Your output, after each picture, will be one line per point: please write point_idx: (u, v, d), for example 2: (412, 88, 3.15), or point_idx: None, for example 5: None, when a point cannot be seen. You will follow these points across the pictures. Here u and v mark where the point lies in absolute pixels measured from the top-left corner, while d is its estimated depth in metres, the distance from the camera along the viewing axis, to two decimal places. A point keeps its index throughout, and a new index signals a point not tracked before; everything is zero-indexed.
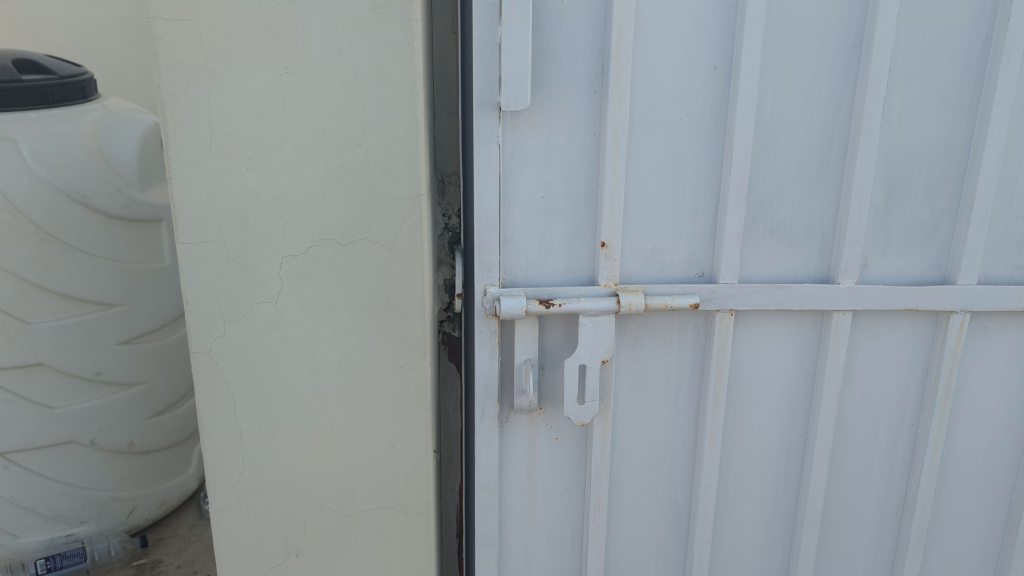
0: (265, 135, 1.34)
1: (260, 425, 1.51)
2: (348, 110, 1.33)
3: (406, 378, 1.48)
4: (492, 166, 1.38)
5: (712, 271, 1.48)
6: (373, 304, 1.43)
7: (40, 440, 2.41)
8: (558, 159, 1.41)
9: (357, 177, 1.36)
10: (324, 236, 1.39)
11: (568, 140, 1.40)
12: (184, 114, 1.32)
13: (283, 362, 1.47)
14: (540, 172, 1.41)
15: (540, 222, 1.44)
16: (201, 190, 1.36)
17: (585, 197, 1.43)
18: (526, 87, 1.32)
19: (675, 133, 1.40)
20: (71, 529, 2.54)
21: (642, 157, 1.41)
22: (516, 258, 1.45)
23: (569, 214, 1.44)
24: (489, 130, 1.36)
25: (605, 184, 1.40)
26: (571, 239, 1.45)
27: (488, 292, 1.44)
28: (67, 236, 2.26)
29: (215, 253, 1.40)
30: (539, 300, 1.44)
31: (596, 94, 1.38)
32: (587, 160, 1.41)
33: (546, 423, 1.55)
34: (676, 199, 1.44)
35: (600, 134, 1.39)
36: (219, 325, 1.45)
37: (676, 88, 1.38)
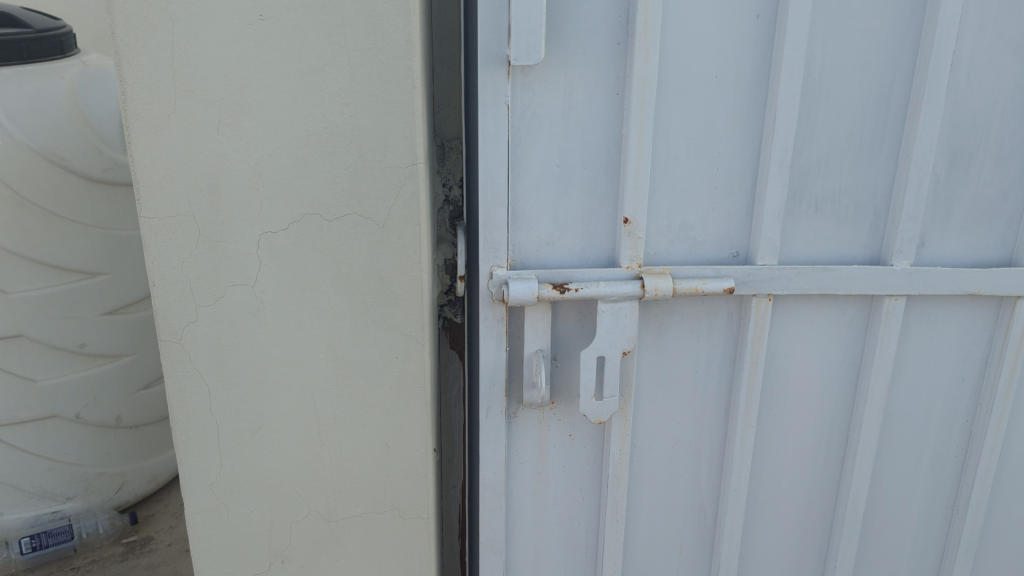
0: (237, 93, 1.15)
1: (240, 422, 1.34)
2: (333, 65, 1.14)
3: (402, 371, 1.31)
4: (500, 130, 1.20)
5: (748, 250, 1.31)
6: (363, 289, 1.26)
7: (23, 415, 2.25)
8: (576, 122, 1.22)
9: (344, 143, 1.18)
10: (308, 210, 1.21)
11: (587, 100, 1.21)
12: (145, 68, 1.14)
13: (263, 352, 1.30)
14: (555, 138, 1.23)
15: (553, 195, 1.26)
16: (165, 157, 1.19)
17: (606, 165, 1.25)
18: (539, 38, 1.13)
19: (710, 93, 1.22)
20: (57, 505, 2.40)
21: (672, 121, 1.23)
22: (526, 235, 1.28)
23: (587, 186, 1.26)
24: (497, 89, 1.17)
25: (630, 152, 1.23)
26: (589, 213, 1.28)
27: (495, 274, 1.27)
28: (43, 201, 2.07)
29: (184, 229, 1.23)
30: (553, 284, 1.27)
31: (620, 47, 1.19)
32: (609, 124, 1.23)
33: (559, 420, 1.39)
34: (709, 169, 1.26)
35: (623, 94, 1.21)
36: (191, 311, 1.28)
37: (713, 41, 1.19)
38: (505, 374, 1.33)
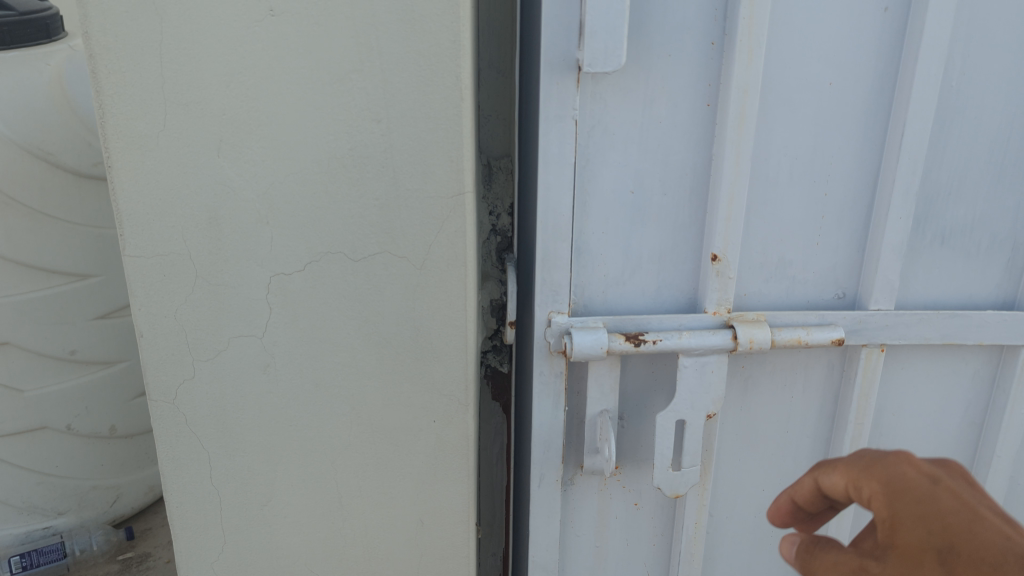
0: (242, 106, 0.93)
1: (246, 494, 1.13)
2: (361, 72, 0.91)
3: (440, 436, 1.09)
4: (566, 151, 0.97)
5: (858, 291, 1.09)
6: (395, 341, 1.04)
7: (7, 428, 1.89)
8: (655, 139, 1.00)
9: (374, 168, 0.95)
10: (329, 248, 0.99)
11: (670, 113, 0.99)
12: (126, 75, 0.91)
13: (274, 414, 1.09)
14: (630, 158, 1.01)
15: (625, 226, 1.04)
16: (155, 184, 0.96)
17: (690, 191, 1.03)
18: (620, 38, 0.90)
19: (822, 104, 0.99)
20: (48, 521, 2.05)
21: (774, 138, 1.01)
22: (592, 273, 1.06)
23: (666, 216, 1.05)
24: (562, 101, 0.95)
25: (722, 175, 1.00)
26: (666, 248, 1.06)
27: (555, 321, 1.04)
28: (29, 199, 1.72)
29: (177, 270, 1.01)
30: (625, 334, 1.04)
31: (714, 48, 0.97)
32: (696, 141, 1.01)
33: (623, 486, 1.18)
34: (815, 195, 1.04)
35: (715, 106, 0.99)
36: (187, 367, 1.06)
37: (829, 39, 0.96)
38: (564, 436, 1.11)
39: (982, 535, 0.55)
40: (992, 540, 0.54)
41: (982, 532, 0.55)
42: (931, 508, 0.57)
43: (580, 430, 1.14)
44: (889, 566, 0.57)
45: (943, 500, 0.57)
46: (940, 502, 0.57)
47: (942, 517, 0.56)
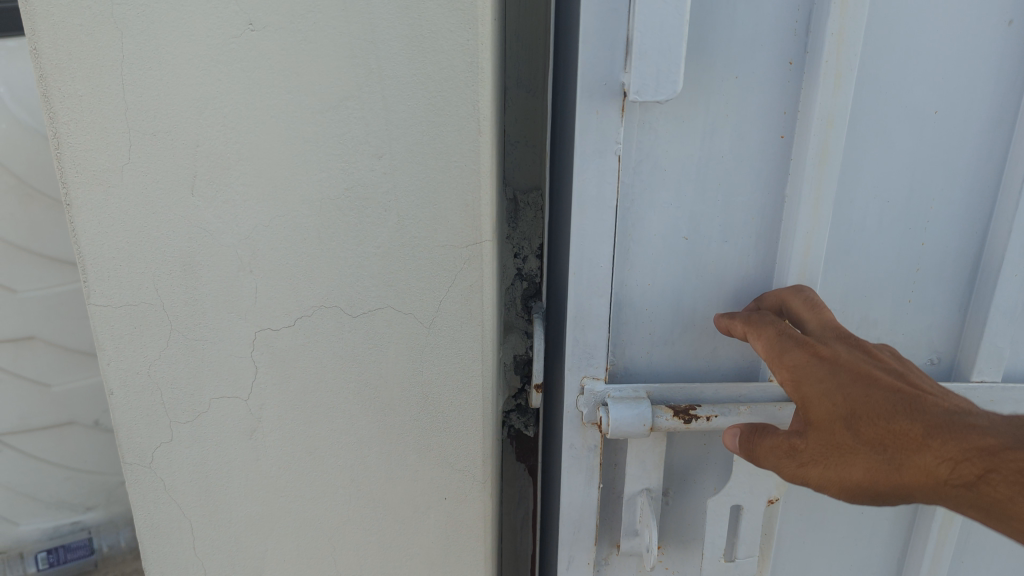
0: (218, 137, 0.77)
1: (236, 564, 1.00)
2: (356, 98, 0.75)
3: (452, 514, 0.95)
4: (606, 192, 0.81)
5: (956, 359, 0.95)
6: (401, 408, 0.89)
7: (38, 423, 1.68)
8: (715, 178, 0.84)
9: (374, 209, 0.80)
10: (324, 301, 0.84)
11: (734, 146, 0.83)
12: (84, 99, 0.76)
13: (264, 484, 0.94)
14: (685, 199, 0.85)
15: (676, 278, 0.89)
16: (122, 224, 0.81)
17: (756, 238, 0.87)
18: (676, 59, 0.72)
19: (923, 138, 0.84)
20: (77, 515, 1.84)
21: (863, 177, 0.86)
22: (635, 331, 0.91)
23: (726, 269, 0.88)
24: (604, 133, 0.78)
25: (795, 223, 0.83)
26: (725, 303, 0.90)
27: (589, 388, 0.88)
28: (58, 192, 1.49)
29: (152, 321, 0.86)
30: (672, 408, 0.87)
31: (792, 69, 0.80)
32: (763, 180, 0.84)
33: (666, 569, 1.04)
34: (911, 246, 0.90)
35: (790, 138, 0.82)
36: (165, 428, 0.91)
37: (936, 62, 0.81)
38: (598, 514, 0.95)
39: (877, 399, 0.71)
40: (882, 397, 0.71)
41: (874, 394, 0.72)
42: (834, 385, 0.73)
43: (616, 507, 0.99)
44: (811, 436, 0.75)
45: (840, 373, 0.74)
46: (838, 378, 0.73)
47: (843, 391, 0.73)
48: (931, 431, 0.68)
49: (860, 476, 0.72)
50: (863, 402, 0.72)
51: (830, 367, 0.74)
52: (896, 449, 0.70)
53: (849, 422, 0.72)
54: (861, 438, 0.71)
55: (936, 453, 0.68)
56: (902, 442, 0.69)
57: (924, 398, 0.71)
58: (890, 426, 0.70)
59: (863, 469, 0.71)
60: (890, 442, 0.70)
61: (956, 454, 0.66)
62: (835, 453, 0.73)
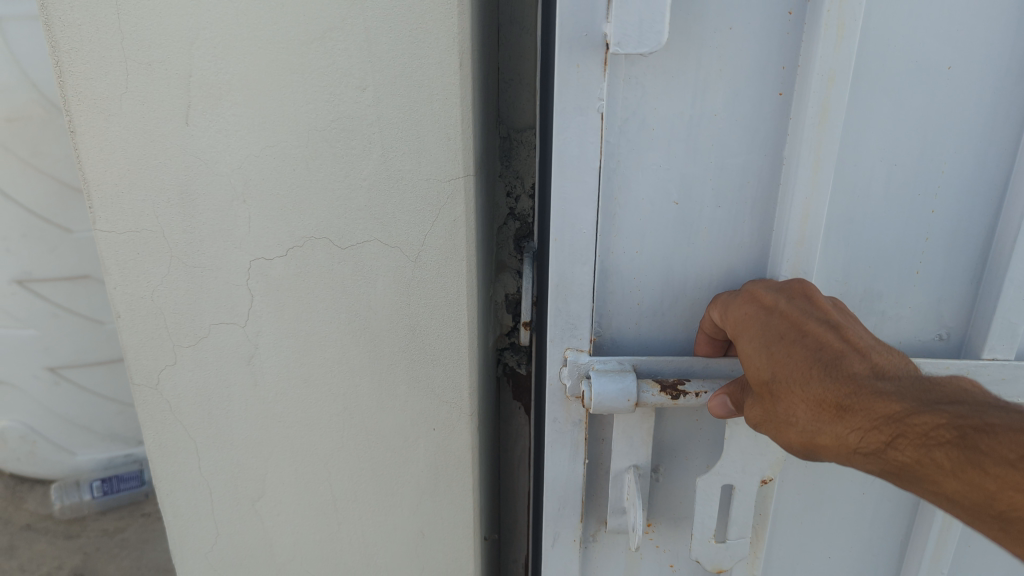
0: (209, 67, 0.80)
1: (239, 490, 1.04)
2: (340, 30, 0.77)
3: (442, 444, 0.98)
4: (588, 152, 0.78)
5: (966, 334, 0.91)
6: (388, 340, 0.92)
7: (92, 357, 2.07)
8: (706, 137, 0.82)
9: (360, 141, 0.82)
10: (314, 232, 0.87)
11: (729, 104, 0.81)
12: (83, 29, 0.79)
13: (261, 411, 0.98)
14: (674, 160, 0.83)
15: (667, 244, 0.88)
16: (123, 150, 0.85)
17: (752, 202, 0.85)
18: (660, 10, 0.72)
19: (935, 97, 0.80)
20: (129, 449, 2.30)
21: (867, 137, 0.82)
22: (622, 300, 0.91)
23: (720, 233, 0.87)
24: (587, 86, 0.76)
25: (790, 184, 0.82)
26: (717, 275, 0.89)
27: (573, 359, 0.87)
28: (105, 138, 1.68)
29: (152, 247, 0.90)
30: (659, 382, 0.85)
31: (792, 20, 0.78)
32: (758, 139, 0.82)
33: (657, 546, 1.07)
34: (919, 213, 0.86)
35: (788, 96, 0.80)
36: (168, 351, 0.96)
37: (947, 15, 0.77)
38: (582, 491, 0.96)
39: (797, 362, 0.71)
40: (802, 361, 0.70)
41: (796, 357, 0.71)
42: (761, 349, 0.73)
43: (603, 482, 1.00)
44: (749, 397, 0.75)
45: (769, 333, 0.74)
46: (765, 343, 0.73)
47: (769, 354, 0.73)
48: (845, 393, 0.68)
49: (788, 441, 0.72)
50: (784, 365, 0.71)
51: (762, 330, 0.75)
52: (811, 413, 0.69)
53: (773, 387, 0.72)
54: (782, 404, 0.71)
55: (848, 422, 0.67)
56: (816, 409, 0.69)
57: (845, 358, 0.70)
58: (805, 390, 0.69)
59: (788, 435, 0.71)
60: (806, 406, 0.69)
61: (866, 423, 0.66)
62: (765, 417, 0.73)
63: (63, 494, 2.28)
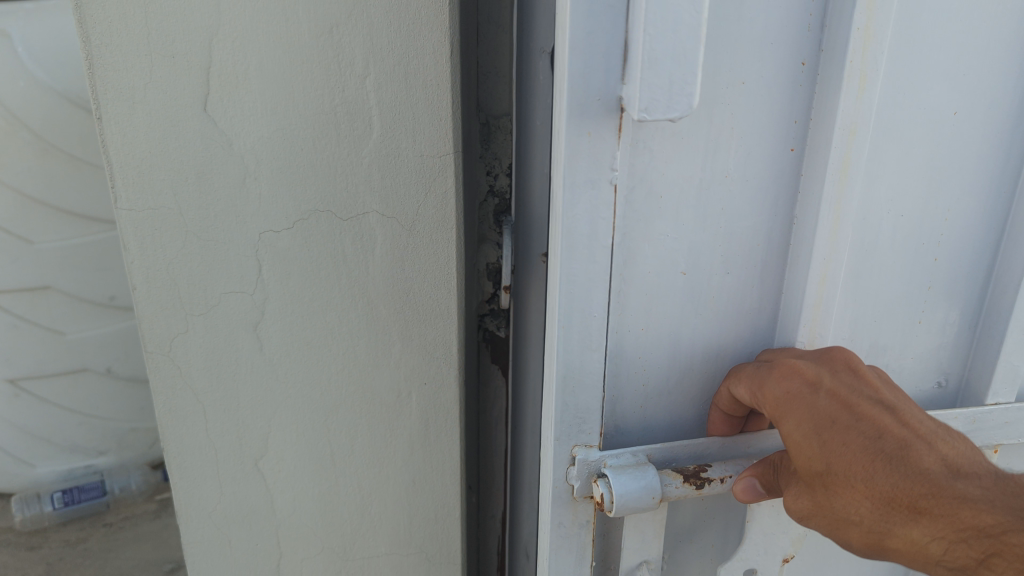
0: (229, 58, 0.91)
1: (242, 449, 1.14)
2: (344, 25, 0.89)
3: (432, 399, 1.09)
4: (599, 229, 0.73)
5: (963, 380, 0.96)
6: (384, 303, 1.03)
7: (51, 369, 2.22)
8: (717, 200, 0.79)
9: (362, 123, 0.94)
10: (319, 205, 0.98)
11: (742, 165, 0.78)
12: (112, 25, 0.89)
13: (267, 374, 1.09)
14: (682, 231, 0.79)
15: (675, 317, 0.83)
16: (145, 135, 0.95)
17: (762, 264, 0.84)
18: (689, 67, 0.61)
19: (941, 147, 0.81)
20: (89, 460, 2.41)
21: (879, 192, 0.81)
22: (628, 384, 0.85)
23: (728, 299, 0.85)
24: (600, 155, 0.69)
25: (806, 241, 0.81)
26: (726, 339, 0.87)
27: (583, 458, 0.81)
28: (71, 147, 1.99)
29: (169, 224, 1.00)
30: (681, 471, 0.82)
31: (805, 70, 0.76)
32: (771, 202, 0.81)
33: None
34: (925, 262, 0.87)
35: (801, 150, 0.79)
36: (180, 320, 1.06)
37: (954, 68, 0.77)
38: None
39: (855, 456, 0.71)
40: (860, 453, 0.71)
41: (852, 448, 0.71)
42: (809, 437, 0.73)
43: None
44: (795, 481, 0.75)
45: (815, 414, 0.73)
46: (813, 429, 0.73)
47: (820, 443, 0.72)
48: (919, 496, 0.69)
49: (847, 534, 0.73)
50: (840, 457, 0.71)
51: (806, 413, 0.74)
52: (877, 510, 0.70)
53: (827, 479, 0.72)
54: (839, 499, 0.71)
55: (925, 528, 0.68)
56: (884, 509, 0.70)
57: (907, 453, 0.71)
58: (868, 484, 0.70)
59: (849, 530, 0.72)
60: (870, 504, 0.70)
61: (950, 532, 0.68)
62: (817, 508, 0.73)
63: (23, 506, 2.36)
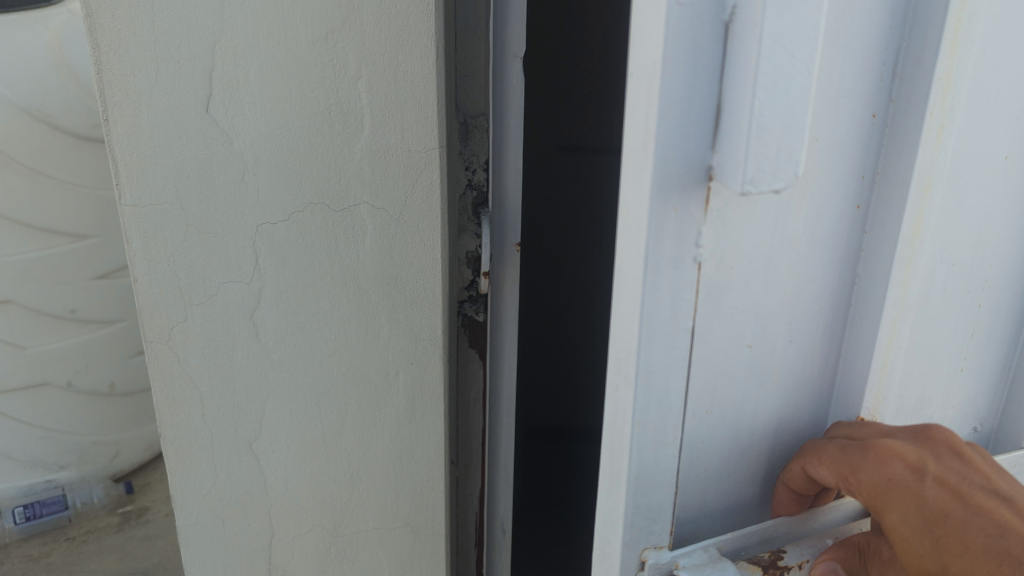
0: (231, 63, 0.99)
1: (237, 432, 1.21)
2: (340, 33, 0.98)
3: (419, 378, 1.18)
4: (680, 311, 0.60)
5: (997, 423, 0.92)
6: (373, 288, 1.12)
7: (14, 382, 2.22)
8: (786, 267, 0.67)
9: (355, 122, 1.03)
10: (313, 199, 1.06)
11: (811, 225, 0.66)
12: (121, 33, 0.96)
13: (262, 359, 1.16)
14: (752, 302, 0.66)
15: (737, 397, 0.71)
16: (149, 135, 1.02)
17: (822, 330, 0.73)
18: (800, 131, 0.50)
19: (993, 190, 0.75)
20: (50, 474, 2.38)
21: (943, 241, 0.74)
22: (690, 475, 0.71)
23: (789, 370, 0.73)
24: (682, 231, 0.57)
25: (874, 307, 0.71)
26: (785, 411, 0.75)
27: (654, 562, 0.68)
28: (33, 161, 2.07)
29: (171, 218, 1.07)
30: (757, 562, 0.70)
31: (875, 122, 0.65)
32: (833, 262, 0.70)
33: None
34: (970, 308, 0.81)
35: (865, 206, 0.68)
36: (180, 310, 1.12)
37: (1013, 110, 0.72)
38: None
39: (974, 555, 0.61)
40: (983, 554, 0.60)
41: (971, 547, 0.61)
42: (921, 535, 0.62)
43: None
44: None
45: (923, 507, 0.63)
46: (926, 526, 0.62)
47: (936, 542, 0.62)
48: None
49: None
50: (959, 558, 0.61)
51: (915, 508, 0.63)
52: None
53: None
54: None
55: None
56: None
57: None
58: None
59: None
60: None
61: None
62: None
63: None
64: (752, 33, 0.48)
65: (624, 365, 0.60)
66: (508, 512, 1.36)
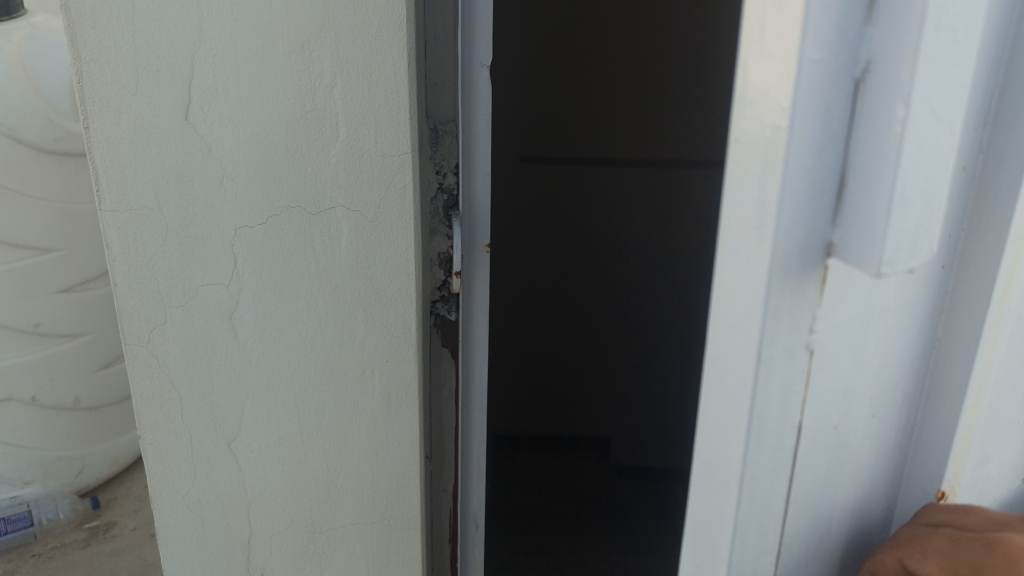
0: (210, 72, 1.03)
1: (216, 433, 1.24)
2: (314, 42, 1.03)
3: (393, 375, 1.22)
4: (790, 406, 0.44)
5: None
6: (349, 288, 1.16)
7: None
8: (872, 345, 0.47)
9: (330, 127, 1.07)
10: (289, 202, 1.10)
11: (896, 292, 0.46)
12: (104, 45, 1.01)
13: (241, 359, 1.19)
14: (832, 394, 0.46)
15: (807, 517, 0.50)
16: (130, 143, 1.06)
17: (893, 420, 0.52)
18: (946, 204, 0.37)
19: None
20: (15, 491, 2.34)
21: None
22: None
23: (860, 468, 0.52)
24: (792, 323, 0.41)
25: (966, 381, 0.50)
26: (852, 515, 0.54)
27: None
28: None
29: (150, 223, 1.10)
30: None
31: (963, 177, 0.45)
32: (913, 337, 0.49)
33: None
34: None
35: (951, 264, 0.48)
36: (160, 313, 1.16)
37: None
38: None
39: None
40: None
41: None
42: None
43: None
44: None
45: None
46: None
47: None
48: None
49: None
50: None
51: None
52: None
53: None
54: None
55: None
56: None
57: None
58: None
59: None
60: None
61: None
62: None
63: None
64: (896, 101, 0.34)
65: (718, 489, 0.44)
66: (481, 506, 1.39)
